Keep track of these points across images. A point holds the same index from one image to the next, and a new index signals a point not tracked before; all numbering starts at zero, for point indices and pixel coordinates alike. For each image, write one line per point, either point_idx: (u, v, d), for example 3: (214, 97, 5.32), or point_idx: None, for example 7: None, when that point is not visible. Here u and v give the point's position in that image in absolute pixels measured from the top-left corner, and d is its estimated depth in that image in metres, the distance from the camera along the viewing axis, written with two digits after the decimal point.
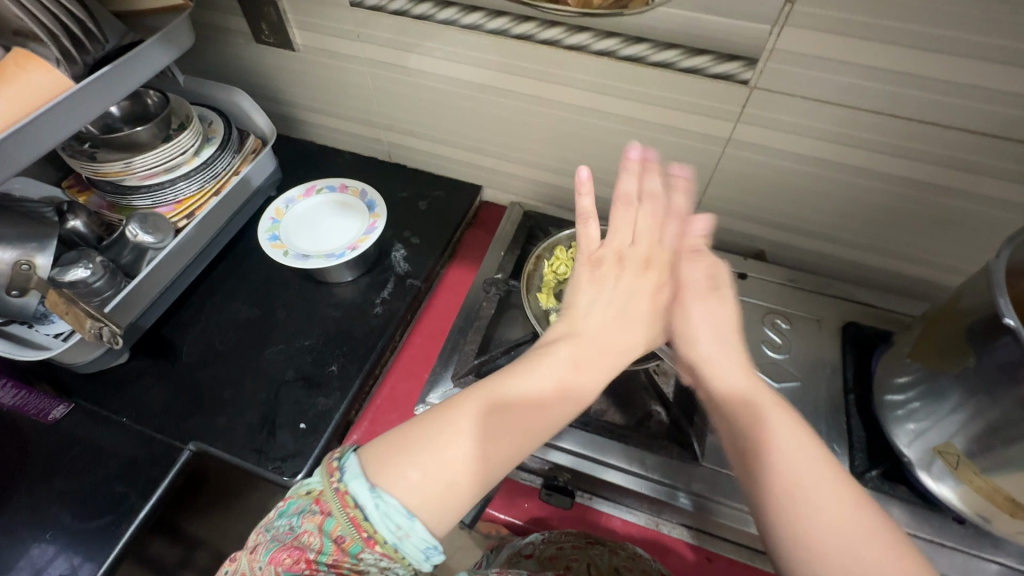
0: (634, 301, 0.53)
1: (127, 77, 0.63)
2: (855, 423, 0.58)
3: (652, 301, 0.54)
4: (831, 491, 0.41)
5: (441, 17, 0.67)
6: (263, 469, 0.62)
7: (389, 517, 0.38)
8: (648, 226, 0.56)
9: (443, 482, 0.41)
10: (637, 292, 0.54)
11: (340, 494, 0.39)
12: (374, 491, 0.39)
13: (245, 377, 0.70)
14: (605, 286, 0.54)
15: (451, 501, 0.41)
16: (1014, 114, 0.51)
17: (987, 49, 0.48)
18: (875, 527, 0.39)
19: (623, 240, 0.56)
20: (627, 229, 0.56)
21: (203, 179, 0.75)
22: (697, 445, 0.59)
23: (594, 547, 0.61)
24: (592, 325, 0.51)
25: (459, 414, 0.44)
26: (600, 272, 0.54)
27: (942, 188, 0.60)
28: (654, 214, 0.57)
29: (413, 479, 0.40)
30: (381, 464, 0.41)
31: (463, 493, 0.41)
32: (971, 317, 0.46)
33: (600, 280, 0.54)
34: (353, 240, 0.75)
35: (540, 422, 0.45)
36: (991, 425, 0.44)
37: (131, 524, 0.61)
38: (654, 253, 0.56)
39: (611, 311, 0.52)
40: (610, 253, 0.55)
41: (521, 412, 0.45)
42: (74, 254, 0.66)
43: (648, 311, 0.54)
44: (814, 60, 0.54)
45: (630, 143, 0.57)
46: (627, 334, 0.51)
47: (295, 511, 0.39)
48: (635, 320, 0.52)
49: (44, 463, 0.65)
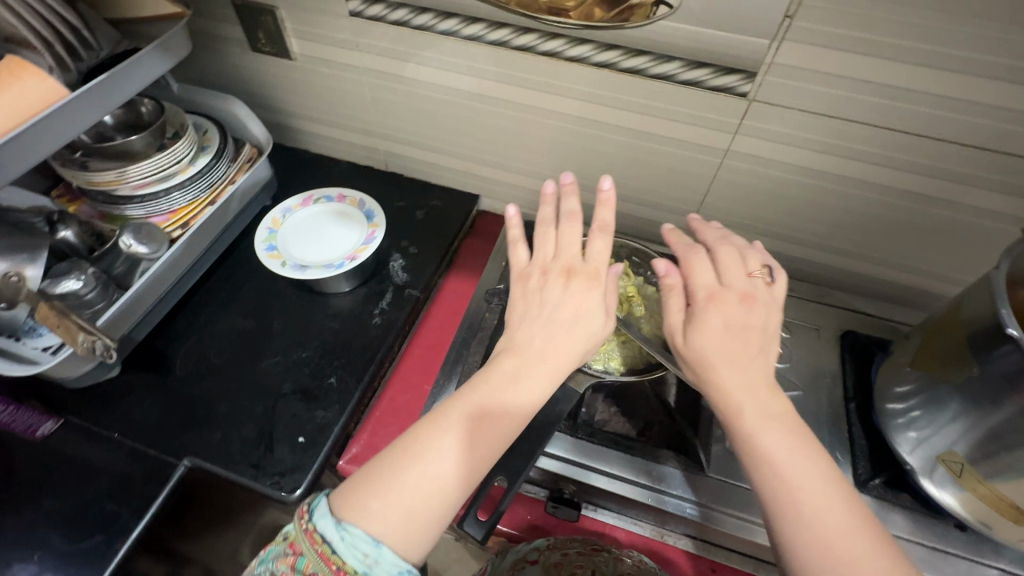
0: (569, 310, 0.51)
1: (123, 86, 0.62)
2: (857, 431, 0.59)
3: (592, 302, 0.52)
4: (835, 510, 0.42)
5: (440, 27, 0.67)
6: (260, 485, 0.61)
7: (355, 548, 0.41)
8: (570, 239, 0.55)
9: (409, 509, 0.43)
10: (574, 300, 0.52)
11: (309, 534, 0.42)
12: (339, 525, 0.42)
13: (241, 391, 0.69)
14: (535, 300, 0.53)
15: (420, 523, 0.43)
16: (1004, 128, 0.52)
17: (981, 65, 0.49)
18: (871, 550, 0.40)
19: (551, 254, 0.56)
20: (553, 243, 0.56)
21: (198, 188, 0.73)
22: (703, 454, 0.59)
23: (596, 552, 0.66)
24: (530, 339, 0.51)
25: (425, 435, 0.46)
26: (527, 290, 0.54)
27: (935, 199, 0.61)
28: (578, 225, 0.56)
29: (375, 508, 0.43)
30: (347, 503, 0.43)
31: (433, 510, 0.44)
32: (973, 326, 0.46)
33: (530, 294, 0.54)
34: (352, 251, 0.75)
35: (495, 433, 0.47)
36: (993, 433, 0.44)
37: (123, 543, 0.59)
38: (580, 261, 0.54)
39: (544, 322, 0.51)
40: (538, 267, 0.55)
41: (481, 423, 0.47)
42: (65, 266, 0.65)
43: (583, 321, 0.51)
44: (811, 74, 0.55)
45: (553, 174, 0.59)
46: (566, 341, 0.50)
47: (273, 556, 0.42)
48: (572, 328, 0.51)
49: (31, 482, 0.63)
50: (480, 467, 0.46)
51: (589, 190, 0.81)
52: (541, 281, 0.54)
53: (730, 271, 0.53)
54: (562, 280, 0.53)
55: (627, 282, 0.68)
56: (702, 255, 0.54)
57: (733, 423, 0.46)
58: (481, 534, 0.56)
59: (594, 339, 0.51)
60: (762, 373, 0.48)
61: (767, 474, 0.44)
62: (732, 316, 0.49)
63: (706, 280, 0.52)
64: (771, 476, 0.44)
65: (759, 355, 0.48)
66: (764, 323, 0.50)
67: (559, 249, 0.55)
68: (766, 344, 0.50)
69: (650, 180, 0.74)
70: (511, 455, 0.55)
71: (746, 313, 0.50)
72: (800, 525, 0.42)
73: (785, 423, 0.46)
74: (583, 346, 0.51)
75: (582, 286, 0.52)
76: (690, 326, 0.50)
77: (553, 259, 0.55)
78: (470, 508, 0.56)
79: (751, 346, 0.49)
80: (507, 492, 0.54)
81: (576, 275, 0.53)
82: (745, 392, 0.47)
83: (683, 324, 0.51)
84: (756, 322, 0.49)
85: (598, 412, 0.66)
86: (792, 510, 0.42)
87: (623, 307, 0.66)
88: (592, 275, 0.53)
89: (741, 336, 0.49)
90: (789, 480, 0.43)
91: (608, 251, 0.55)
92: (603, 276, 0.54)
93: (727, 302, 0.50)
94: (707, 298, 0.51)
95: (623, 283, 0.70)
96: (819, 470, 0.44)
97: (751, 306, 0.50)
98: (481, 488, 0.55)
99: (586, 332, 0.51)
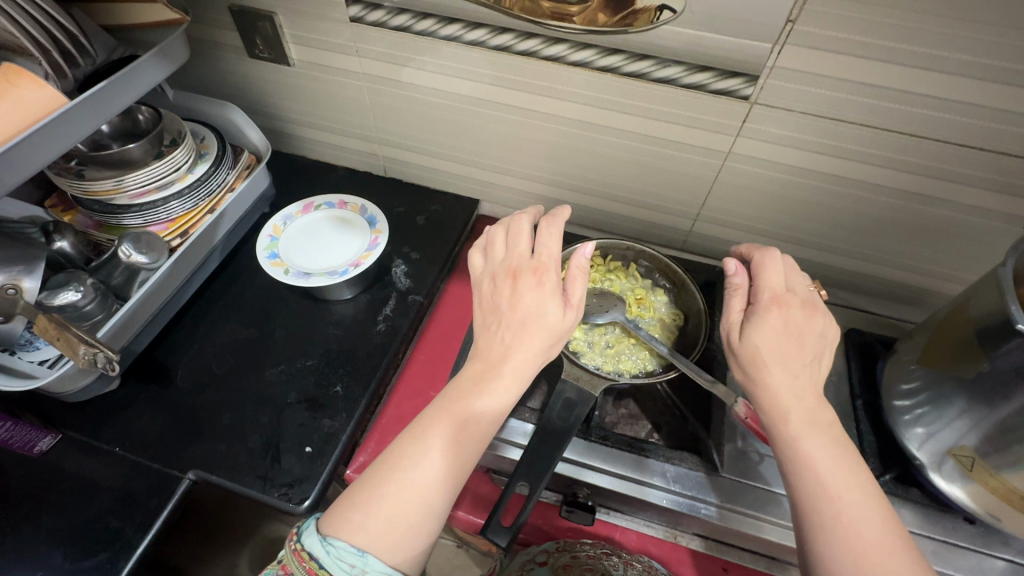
0: (520, 311, 0.50)
1: (121, 94, 0.61)
2: (864, 428, 0.60)
3: (542, 299, 0.50)
4: (859, 524, 0.43)
5: (443, 33, 0.66)
6: (268, 496, 0.60)
7: (341, 560, 0.41)
8: (518, 239, 0.54)
9: (391, 517, 0.43)
10: (523, 301, 0.50)
11: (298, 553, 0.42)
12: (325, 540, 0.42)
13: (245, 401, 0.67)
14: (490, 307, 0.52)
15: (403, 533, 0.43)
16: (998, 128, 0.54)
17: (982, 69, 0.50)
18: (867, 546, 0.42)
19: (500, 256, 0.54)
20: (503, 244, 0.55)
21: (197, 197, 0.72)
22: (716, 455, 0.60)
23: (611, 559, 0.61)
24: (490, 343, 0.51)
25: (406, 444, 0.47)
26: (482, 298, 0.54)
27: (932, 199, 0.62)
28: (524, 221, 0.55)
29: (359, 521, 0.43)
30: (336, 519, 0.43)
31: (418, 517, 0.44)
32: (982, 323, 0.48)
33: (483, 300, 0.54)
34: (356, 257, 0.74)
35: (472, 435, 0.47)
36: (1004, 425, 0.46)
37: (128, 560, 0.57)
38: (526, 259, 0.52)
39: (500, 325, 0.51)
40: (489, 272, 0.54)
41: (461, 428, 0.47)
42: (63, 277, 0.63)
43: (536, 321, 0.49)
44: (814, 78, 0.56)
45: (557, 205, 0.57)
46: (526, 341, 0.49)
47: None
48: (524, 330, 0.49)
49: (30, 500, 0.61)
50: (460, 467, 0.46)
51: (591, 194, 0.81)
52: (491, 286, 0.53)
53: (795, 277, 0.55)
54: (508, 282, 0.51)
55: (634, 285, 0.70)
56: (777, 256, 0.56)
57: (773, 421, 0.49)
58: (507, 541, 0.54)
59: (555, 332, 0.50)
60: (810, 379, 0.50)
61: (795, 475, 0.46)
62: (793, 319, 0.51)
63: (777, 280, 0.54)
64: (799, 476, 0.46)
65: (812, 361, 0.50)
66: (823, 328, 0.52)
67: (508, 249, 0.54)
68: (821, 349, 0.51)
69: (652, 183, 0.75)
70: (531, 460, 0.54)
71: (806, 318, 0.51)
72: (819, 523, 0.43)
73: (817, 436, 0.47)
74: (545, 344, 0.49)
75: (529, 285, 0.50)
76: (750, 325, 0.52)
77: (500, 261, 0.54)
78: (492, 516, 0.54)
79: (805, 351, 0.50)
80: (529, 497, 0.53)
81: (520, 273, 0.51)
82: (791, 395, 0.49)
83: (741, 322, 0.54)
84: (816, 328, 0.51)
85: (607, 414, 0.65)
86: (824, 518, 0.44)
87: (631, 310, 0.69)
88: (537, 271, 0.51)
89: (797, 339, 0.51)
90: (821, 485, 0.45)
91: (559, 246, 0.53)
92: (552, 269, 0.51)
93: (791, 305, 0.52)
94: (772, 300, 0.52)
95: (629, 285, 0.71)
96: (842, 477, 0.45)
97: (813, 310, 0.52)
98: (502, 496, 0.54)
99: (544, 329, 0.49)
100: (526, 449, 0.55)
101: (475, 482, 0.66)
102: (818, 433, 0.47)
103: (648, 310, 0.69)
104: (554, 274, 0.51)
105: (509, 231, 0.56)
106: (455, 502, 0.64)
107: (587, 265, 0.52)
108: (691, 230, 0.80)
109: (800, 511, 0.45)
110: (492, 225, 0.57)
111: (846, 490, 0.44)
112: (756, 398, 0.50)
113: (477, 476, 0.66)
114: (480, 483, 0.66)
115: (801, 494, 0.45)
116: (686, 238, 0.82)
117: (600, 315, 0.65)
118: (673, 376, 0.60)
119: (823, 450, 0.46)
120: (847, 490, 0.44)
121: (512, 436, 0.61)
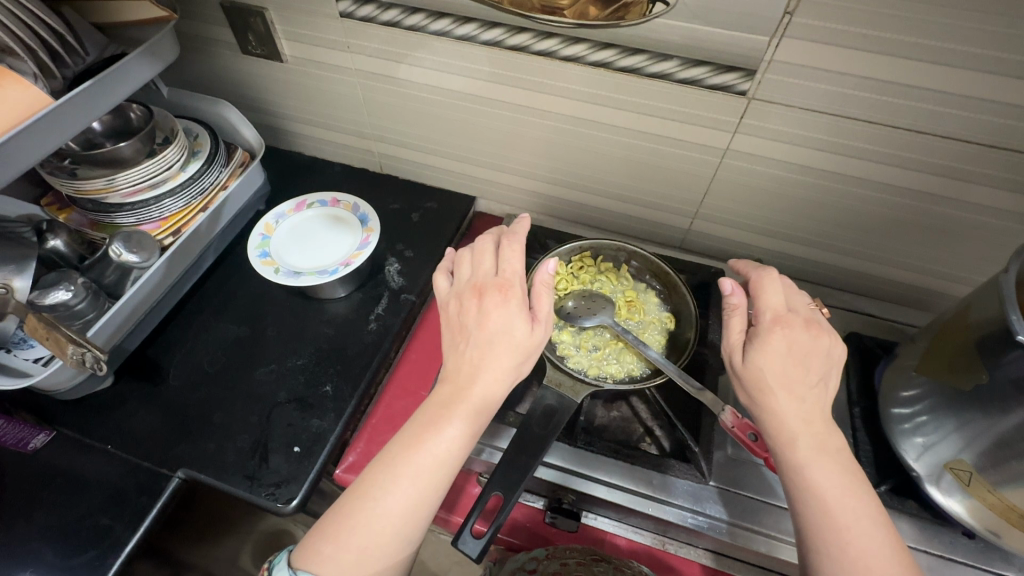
0: (488, 328, 0.49)
1: (108, 94, 0.60)
2: (862, 437, 0.58)
3: (510, 315, 0.49)
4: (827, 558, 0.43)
5: (433, 27, 0.65)
6: (256, 496, 0.60)
7: None
8: (482, 258, 0.53)
9: (361, 548, 0.44)
10: (489, 318, 0.49)
11: None
12: None
13: (234, 399, 0.68)
14: (457, 326, 0.51)
15: (374, 562, 0.44)
16: (1010, 125, 0.51)
17: (994, 63, 0.47)
18: None
19: (465, 276, 0.54)
20: (469, 263, 0.54)
21: (190, 195, 0.72)
22: (705, 463, 0.58)
23: (599, 565, 0.60)
24: (459, 362, 0.50)
25: (375, 474, 0.47)
26: (448, 319, 0.53)
27: (937, 198, 0.60)
28: (488, 240, 0.55)
29: (327, 553, 0.44)
30: (306, 550, 0.45)
31: (390, 545, 0.45)
32: (984, 331, 0.45)
33: (450, 321, 0.52)
34: (347, 256, 0.73)
35: (445, 458, 0.47)
36: (1003, 438, 0.44)
37: (117, 557, 0.58)
38: (491, 277, 0.52)
39: (467, 344, 0.50)
40: (454, 293, 0.53)
41: (435, 452, 0.47)
42: (54, 276, 0.64)
43: (504, 337, 0.48)
44: (814, 72, 0.53)
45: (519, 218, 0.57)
46: (495, 359, 0.48)
47: None
48: (493, 347, 0.48)
49: (24, 496, 0.62)
50: (431, 491, 0.46)
51: (587, 192, 0.80)
52: (457, 306, 0.52)
53: (794, 297, 0.54)
54: (474, 301, 0.51)
55: (625, 287, 0.69)
56: (775, 276, 0.54)
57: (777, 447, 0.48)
58: (477, 552, 0.51)
59: (524, 348, 0.49)
60: (816, 403, 0.48)
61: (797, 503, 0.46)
62: (797, 341, 0.49)
63: (777, 300, 0.52)
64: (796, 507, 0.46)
65: (814, 383, 0.48)
66: (827, 349, 0.50)
67: (475, 269, 0.53)
68: (824, 371, 0.49)
69: (649, 180, 0.73)
70: (508, 468, 0.53)
71: (811, 339, 0.49)
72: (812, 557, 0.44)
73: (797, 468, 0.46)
74: (513, 361, 0.48)
75: (495, 301, 0.50)
76: (753, 347, 0.50)
77: (466, 281, 0.53)
78: (465, 524, 0.52)
79: (809, 374, 0.48)
80: (504, 505, 0.52)
81: (486, 291, 0.50)
82: (796, 419, 0.47)
83: (743, 343, 0.51)
84: (819, 348, 0.49)
85: (597, 417, 0.65)
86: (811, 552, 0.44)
87: (621, 312, 0.68)
88: (502, 286, 0.50)
89: (799, 360, 0.49)
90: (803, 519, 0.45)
91: (523, 261, 0.52)
92: (516, 284, 0.51)
93: (795, 326, 0.50)
94: (773, 321, 0.50)
95: (621, 287, 0.70)
96: (819, 511, 0.44)
97: (814, 331, 0.50)
98: (478, 501, 0.52)
99: (513, 345, 0.48)
100: (503, 458, 0.54)
101: (469, 485, 0.65)
102: (801, 464, 0.46)
103: (640, 312, 0.68)
104: (519, 289, 0.50)
105: (474, 251, 0.55)
106: (449, 507, 0.64)
107: (550, 281, 0.51)
108: (690, 229, 0.79)
109: (804, 540, 0.45)
110: (457, 248, 0.57)
111: (822, 525, 0.44)
112: (762, 423, 0.49)
113: (471, 478, 0.65)
114: (474, 485, 0.65)
115: (802, 522, 0.45)
116: (684, 237, 0.80)
117: (588, 318, 0.64)
118: (660, 381, 0.59)
119: (803, 481, 0.46)
120: (821, 526, 0.44)
121: (495, 439, 0.60)
